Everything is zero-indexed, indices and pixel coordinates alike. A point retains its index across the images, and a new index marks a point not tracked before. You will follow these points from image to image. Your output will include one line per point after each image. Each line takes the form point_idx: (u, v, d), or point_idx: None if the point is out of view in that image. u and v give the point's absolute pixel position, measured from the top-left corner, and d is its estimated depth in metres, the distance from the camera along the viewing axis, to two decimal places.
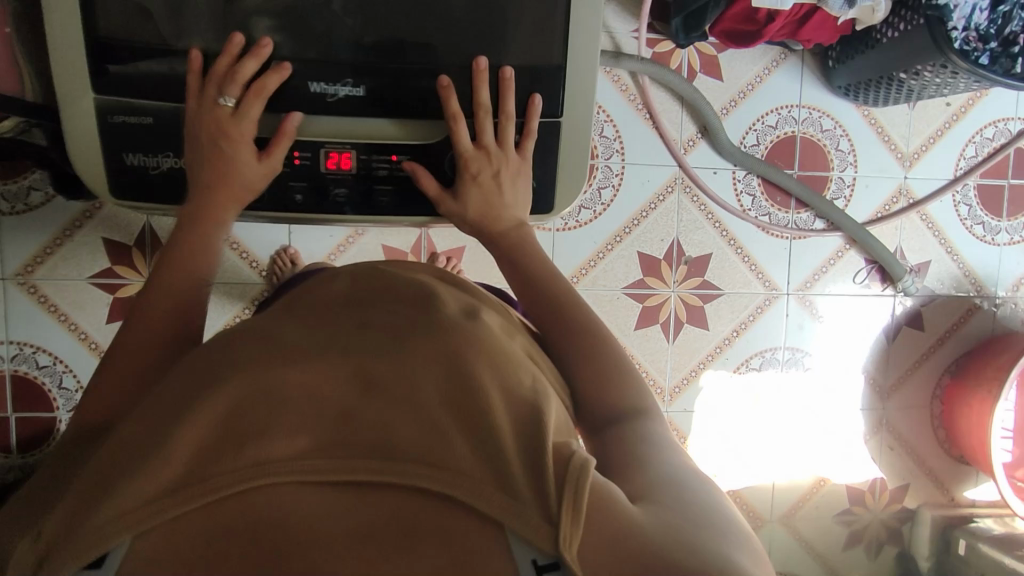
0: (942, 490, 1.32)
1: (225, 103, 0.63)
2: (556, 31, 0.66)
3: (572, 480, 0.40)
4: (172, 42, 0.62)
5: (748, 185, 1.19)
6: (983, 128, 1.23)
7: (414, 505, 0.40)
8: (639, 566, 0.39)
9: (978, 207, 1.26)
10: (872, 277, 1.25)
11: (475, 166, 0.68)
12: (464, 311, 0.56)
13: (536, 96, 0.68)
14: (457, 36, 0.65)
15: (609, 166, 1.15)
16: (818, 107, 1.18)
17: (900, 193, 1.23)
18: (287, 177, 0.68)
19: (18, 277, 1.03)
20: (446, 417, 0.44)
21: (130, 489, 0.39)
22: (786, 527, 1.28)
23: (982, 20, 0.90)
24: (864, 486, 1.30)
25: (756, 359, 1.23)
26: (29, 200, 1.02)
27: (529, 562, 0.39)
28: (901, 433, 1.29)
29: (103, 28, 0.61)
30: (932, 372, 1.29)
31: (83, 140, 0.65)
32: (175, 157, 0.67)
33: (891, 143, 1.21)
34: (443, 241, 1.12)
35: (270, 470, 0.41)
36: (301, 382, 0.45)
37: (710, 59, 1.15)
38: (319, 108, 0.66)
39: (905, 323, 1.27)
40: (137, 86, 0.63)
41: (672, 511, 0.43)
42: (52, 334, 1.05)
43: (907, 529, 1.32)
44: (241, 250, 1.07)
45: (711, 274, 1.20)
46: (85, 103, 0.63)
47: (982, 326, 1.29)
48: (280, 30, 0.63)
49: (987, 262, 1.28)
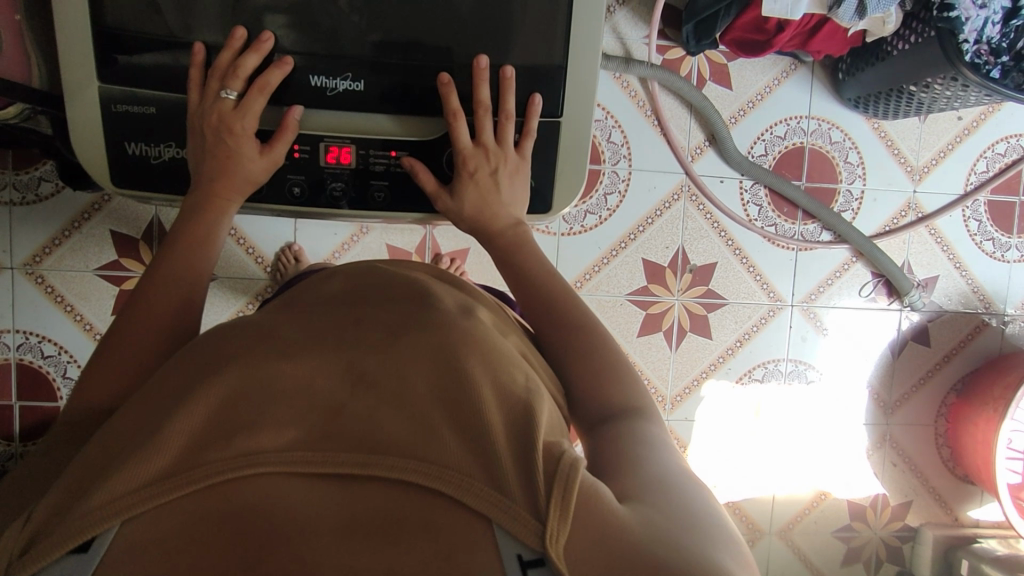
0: (944, 509, 1.30)
1: (227, 96, 0.63)
2: (558, 32, 0.66)
3: (562, 477, 0.40)
4: (179, 35, 0.63)
5: (755, 195, 1.18)
6: (994, 143, 1.22)
7: (402, 498, 0.40)
8: (622, 564, 0.38)
9: (988, 222, 1.25)
10: (879, 291, 1.24)
11: (474, 163, 0.68)
12: (460, 308, 0.56)
13: (536, 96, 0.68)
14: (461, 35, 0.65)
15: (616, 171, 1.15)
16: (827, 118, 1.18)
17: (909, 207, 1.22)
18: (286, 170, 0.69)
19: (26, 267, 1.04)
20: (435, 414, 0.44)
21: (120, 476, 0.39)
22: (785, 541, 1.27)
23: (995, 34, 0.89)
24: (865, 502, 1.28)
25: (759, 369, 1.23)
26: (39, 190, 1.03)
27: (515, 558, 0.38)
28: (904, 450, 1.28)
29: (112, 18, 0.61)
30: (938, 389, 1.27)
31: (87, 129, 0.65)
32: (177, 146, 0.68)
33: (901, 156, 1.20)
34: (447, 242, 1.12)
35: (258, 460, 0.40)
36: (295, 375, 0.46)
37: (720, 67, 1.14)
38: (320, 102, 0.66)
39: (911, 338, 1.26)
40: (142, 76, 0.64)
41: (660, 513, 0.42)
42: (58, 325, 1.06)
43: (908, 547, 1.31)
44: (247, 246, 1.08)
45: (716, 283, 1.20)
46: (90, 93, 0.64)
47: (991, 344, 1.27)
48: (287, 25, 0.63)
49: (997, 279, 1.27)
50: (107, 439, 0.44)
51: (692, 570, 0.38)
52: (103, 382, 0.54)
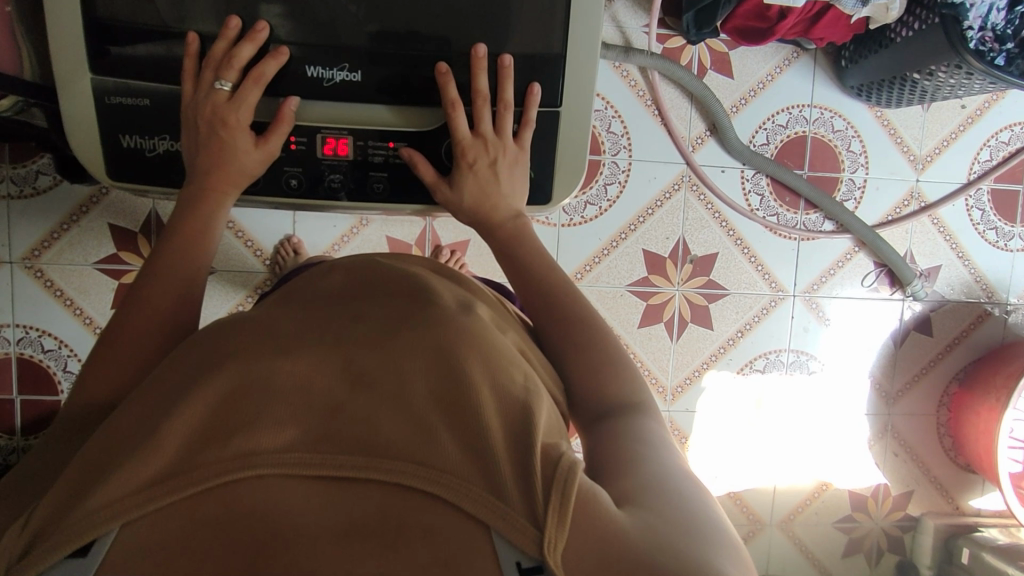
0: (945, 498, 1.30)
1: (222, 87, 0.62)
2: (557, 20, 0.65)
3: (560, 482, 0.39)
4: (173, 25, 0.62)
5: (756, 185, 1.18)
6: (998, 132, 1.21)
7: (400, 501, 0.39)
8: (619, 570, 0.38)
9: (991, 211, 1.24)
10: (881, 281, 1.23)
11: (472, 154, 0.67)
12: (459, 303, 0.56)
13: (535, 85, 0.67)
14: (458, 24, 0.64)
15: (616, 162, 1.14)
16: (829, 108, 1.16)
17: (912, 196, 1.21)
18: (283, 162, 0.68)
19: (25, 261, 1.04)
20: (433, 415, 0.43)
21: (118, 478, 0.39)
22: (786, 531, 1.27)
23: (999, 20, 0.88)
24: (867, 492, 1.28)
25: (760, 360, 1.22)
26: (37, 183, 1.02)
27: (514, 565, 0.37)
28: (906, 440, 1.28)
29: (105, 9, 0.61)
30: (940, 378, 1.27)
31: (81, 122, 0.65)
32: (172, 139, 0.67)
33: (904, 145, 1.19)
34: (448, 234, 1.12)
35: (256, 461, 0.40)
36: (294, 373, 0.45)
37: (721, 56, 1.13)
38: (316, 93, 0.66)
39: (913, 327, 1.25)
40: (135, 68, 0.63)
41: (659, 516, 0.42)
42: (58, 319, 1.06)
43: (910, 536, 1.31)
44: (246, 239, 1.07)
45: (717, 274, 1.19)
46: (84, 85, 0.63)
47: (993, 333, 1.27)
48: (282, 14, 0.62)
49: (1000, 268, 1.26)
50: (105, 438, 0.43)
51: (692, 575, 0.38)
52: (101, 378, 0.54)
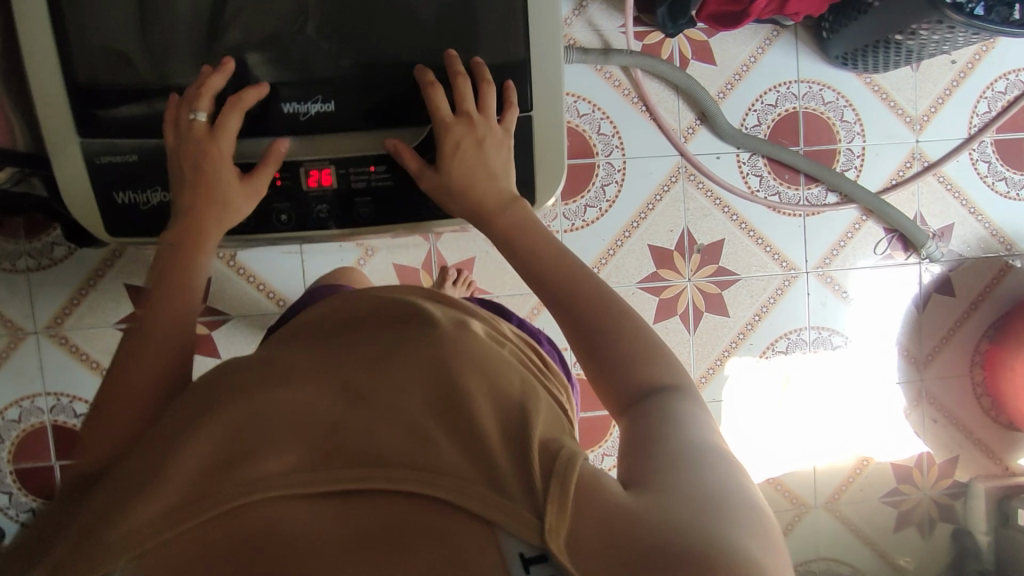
0: (992, 460, 1.27)
1: (198, 118, 0.64)
2: (517, 28, 0.67)
3: (560, 474, 0.40)
4: (153, 82, 0.65)
5: (754, 166, 1.17)
6: (993, 82, 1.20)
7: (405, 508, 0.40)
8: (626, 549, 0.38)
9: (998, 162, 1.22)
10: (894, 247, 1.21)
11: (457, 132, 0.66)
12: (454, 321, 0.57)
13: (509, 83, 0.68)
14: (423, 45, 0.67)
15: (610, 162, 1.14)
16: (817, 81, 1.16)
17: (914, 157, 1.20)
18: (270, 199, 0.70)
19: (49, 330, 1.07)
20: (432, 423, 0.44)
21: (124, 509, 0.39)
22: (832, 511, 1.25)
23: None
24: (909, 463, 1.26)
25: (781, 342, 1.21)
26: (52, 254, 1.06)
27: (517, 557, 0.38)
28: (942, 405, 1.25)
29: (85, 75, 0.64)
30: (970, 337, 1.24)
31: (73, 185, 0.67)
32: (162, 191, 0.69)
33: (898, 108, 1.18)
34: (453, 254, 1.13)
35: (260, 485, 0.41)
36: (296, 402, 0.46)
37: (700, 44, 1.14)
38: (295, 129, 0.67)
39: (934, 290, 1.23)
40: (121, 127, 0.66)
41: (674, 494, 0.41)
42: (86, 382, 1.09)
43: (961, 503, 1.28)
44: (256, 283, 1.09)
45: (726, 260, 1.19)
46: (73, 150, 0.66)
47: (1017, 285, 1.24)
48: (258, 60, 0.65)
49: (1014, 219, 1.24)
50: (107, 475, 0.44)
51: (710, 553, 0.37)
52: None
